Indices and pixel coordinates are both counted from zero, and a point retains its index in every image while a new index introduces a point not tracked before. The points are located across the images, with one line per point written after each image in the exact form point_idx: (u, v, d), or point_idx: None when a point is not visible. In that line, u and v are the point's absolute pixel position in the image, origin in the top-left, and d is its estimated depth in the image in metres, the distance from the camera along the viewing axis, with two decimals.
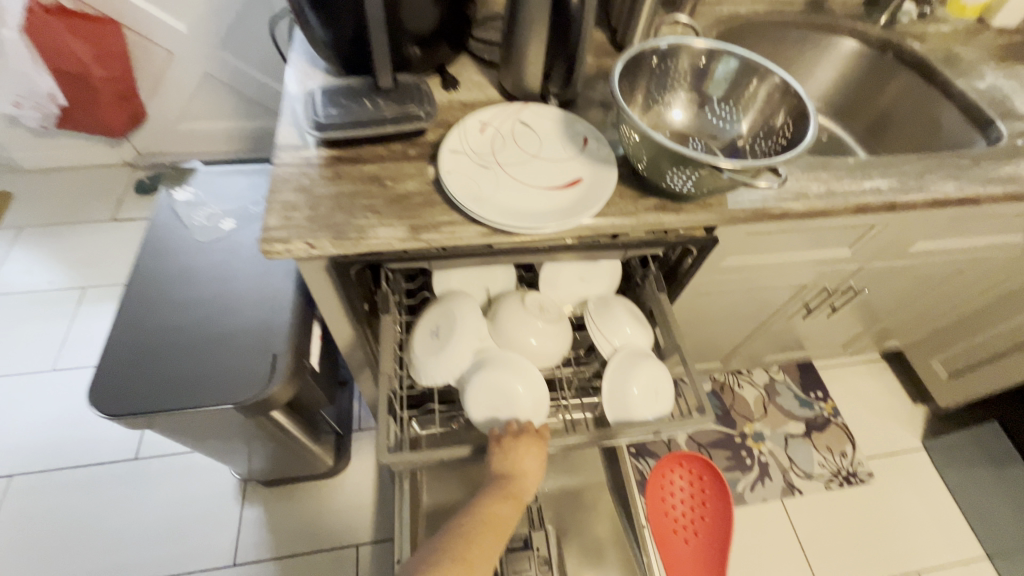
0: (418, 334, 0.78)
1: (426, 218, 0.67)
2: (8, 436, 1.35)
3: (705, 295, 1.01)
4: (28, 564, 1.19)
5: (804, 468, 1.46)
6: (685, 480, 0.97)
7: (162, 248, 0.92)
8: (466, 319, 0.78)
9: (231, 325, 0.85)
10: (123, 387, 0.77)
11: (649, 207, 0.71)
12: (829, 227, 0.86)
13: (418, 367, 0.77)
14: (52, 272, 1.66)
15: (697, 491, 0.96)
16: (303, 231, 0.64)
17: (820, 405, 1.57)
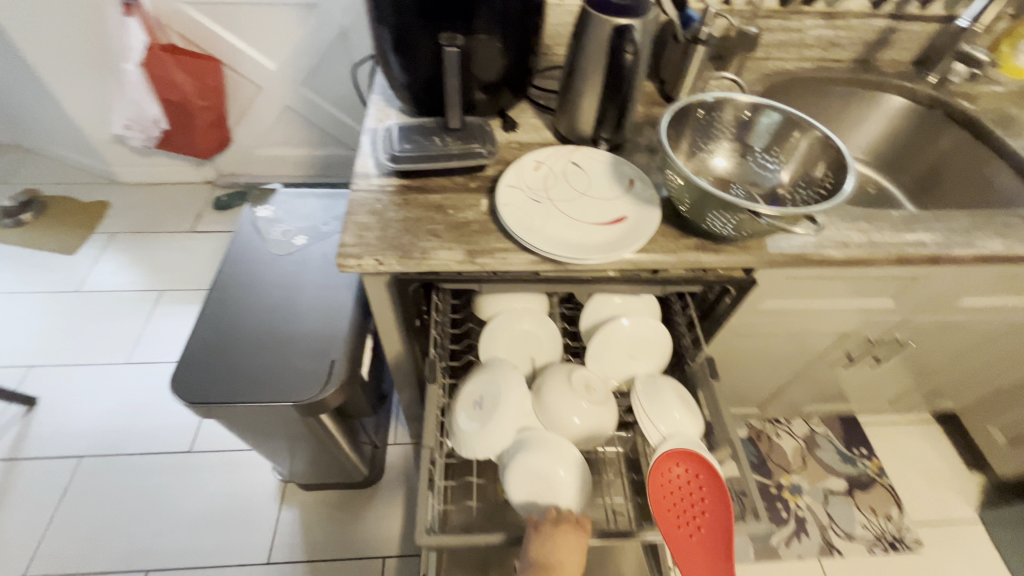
0: (461, 403, 0.81)
1: (482, 244, 0.74)
2: (84, 419, 1.49)
3: (742, 337, 1.02)
4: (88, 540, 1.29)
5: (845, 528, 1.39)
6: (688, 474, 0.75)
7: (242, 258, 1.03)
8: (511, 393, 0.81)
9: (296, 331, 0.93)
10: (200, 379, 0.86)
11: (689, 246, 0.75)
12: (872, 277, 0.87)
13: (460, 440, 0.79)
14: (135, 275, 1.84)
15: (699, 487, 0.74)
16: (373, 249, 0.72)
17: (864, 462, 1.51)
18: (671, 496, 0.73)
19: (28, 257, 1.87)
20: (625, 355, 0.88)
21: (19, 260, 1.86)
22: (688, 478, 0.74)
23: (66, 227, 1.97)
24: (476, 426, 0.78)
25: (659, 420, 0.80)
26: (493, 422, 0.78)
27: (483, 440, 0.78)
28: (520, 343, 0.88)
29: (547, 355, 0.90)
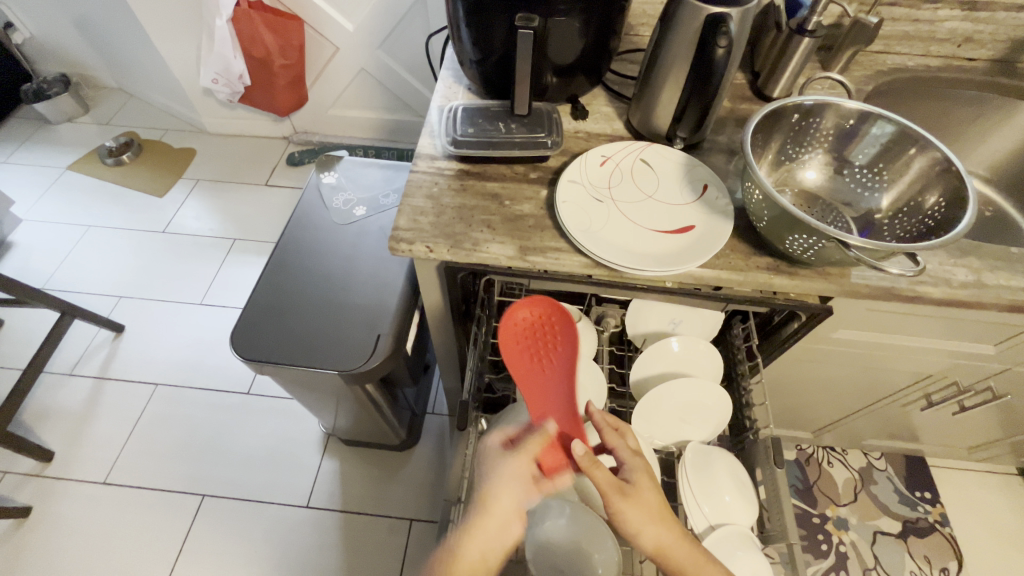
0: None
1: (536, 241, 0.71)
2: (161, 351, 1.64)
3: (806, 363, 0.94)
4: (156, 460, 1.44)
5: (891, 572, 1.29)
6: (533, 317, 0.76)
7: (305, 222, 1.07)
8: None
9: (348, 302, 0.96)
10: (256, 338, 0.91)
11: (761, 266, 0.69)
12: (973, 320, 0.77)
13: None
14: (214, 221, 1.97)
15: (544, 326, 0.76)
16: (425, 234, 0.71)
17: (925, 507, 1.39)
18: (521, 340, 0.75)
19: (124, 195, 2.04)
20: (676, 419, 0.84)
21: (117, 197, 2.03)
22: (527, 334, 0.75)
23: (156, 170, 2.12)
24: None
25: (705, 498, 0.74)
26: None
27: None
28: None
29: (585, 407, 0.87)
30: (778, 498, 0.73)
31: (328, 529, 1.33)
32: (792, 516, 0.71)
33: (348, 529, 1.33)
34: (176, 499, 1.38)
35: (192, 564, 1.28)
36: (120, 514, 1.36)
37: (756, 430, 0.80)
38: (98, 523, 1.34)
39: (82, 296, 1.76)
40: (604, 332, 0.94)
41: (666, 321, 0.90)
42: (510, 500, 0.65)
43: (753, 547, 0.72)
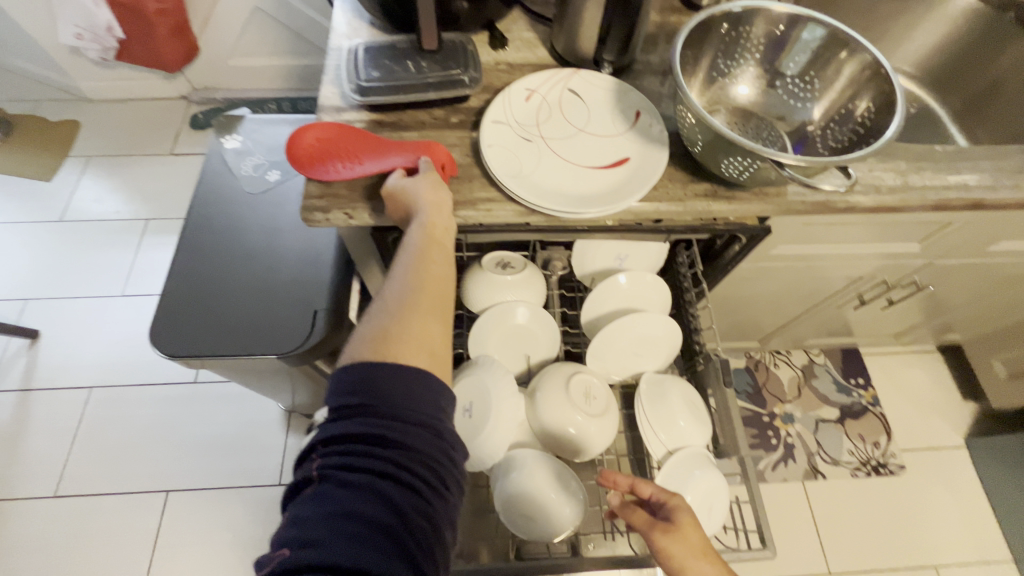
0: None
1: (464, 193, 0.65)
2: (89, 352, 1.51)
3: (749, 280, 0.96)
4: (109, 464, 1.37)
5: (832, 454, 1.43)
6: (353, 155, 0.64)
7: (213, 196, 0.96)
8: (498, 403, 0.77)
9: (276, 280, 0.88)
10: (179, 331, 0.83)
11: (698, 193, 0.67)
12: (900, 222, 0.79)
13: None
14: (120, 202, 1.76)
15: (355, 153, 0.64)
16: (342, 200, 0.64)
17: (859, 392, 1.52)
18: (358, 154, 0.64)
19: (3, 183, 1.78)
20: (628, 353, 0.85)
21: None
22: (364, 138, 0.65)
23: (36, 150, 1.85)
24: (465, 437, 0.75)
25: (661, 426, 0.77)
26: (480, 431, 0.75)
27: (470, 455, 0.75)
28: (512, 340, 0.86)
29: (541, 354, 0.86)
30: (729, 415, 0.76)
31: None
32: (742, 431, 0.75)
33: None
34: (140, 499, 1.33)
35: (170, 558, 1.26)
36: (81, 525, 1.30)
37: (706, 355, 0.82)
38: (58, 537, 1.28)
39: None
40: (552, 276, 0.92)
41: (613, 257, 0.88)
42: (443, 210, 0.60)
43: (709, 464, 0.75)
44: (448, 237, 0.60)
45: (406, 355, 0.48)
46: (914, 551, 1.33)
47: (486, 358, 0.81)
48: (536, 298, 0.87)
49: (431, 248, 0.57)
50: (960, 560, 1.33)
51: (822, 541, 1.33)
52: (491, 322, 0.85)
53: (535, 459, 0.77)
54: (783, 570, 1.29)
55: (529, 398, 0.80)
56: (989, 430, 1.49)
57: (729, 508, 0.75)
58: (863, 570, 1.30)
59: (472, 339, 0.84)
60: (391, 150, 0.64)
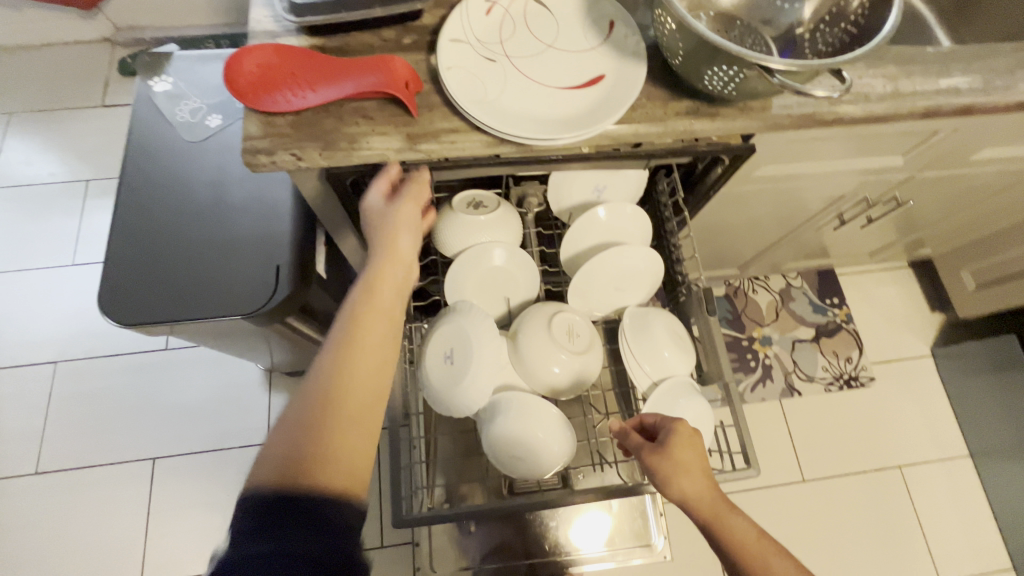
0: (429, 356, 0.75)
1: (424, 124, 0.59)
2: (46, 326, 1.43)
3: (731, 206, 0.93)
4: (88, 438, 1.33)
5: (807, 371, 1.48)
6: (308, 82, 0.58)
7: (148, 147, 0.86)
8: (480, 349, 0.74)
9: (231, 236, 0.81)
10: (130, 298, 0.77)
11: (679, 111, 0.62)
12: (886, 134, 0.76)
13: (432, 395, 0.74)
14: (53, 163, 1.61)
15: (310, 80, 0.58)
16: (287, 139, 0.57)
17: (834, 311, 1.56)
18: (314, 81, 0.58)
19: None
20: (610, 288, 0.82)
21: None
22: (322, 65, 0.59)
23: None
24: (446, 386, 0.74)
25: (646, 359, 0.76)
26: (463, 378, 0.73)
27: (451, 403, 0.74)
28: (490, 283, 0.82)
29: (521, 296, 0.84)
30: (713, 343, 0.76)
31: None
32: (726, 358, 0.74)
33: None
34: (126, 469, 1.31)
35: (167, 521, 1.27)
36: (70, 498, 1.28)
37: (688, 284, 0.80)
38: (48, 512, 1.27)
39: None
40: (528, 214, 0.87)
41: (591, 189, 0.84)
42: (399, 262, 0.63)
43: (695, 392, 0.75)
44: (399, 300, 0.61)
45: (342, 427, 0.50)
46: (881, 454, 1.42)
47: (465, 304, 0.77)
48: (512, 238, 0.83)
49: (373, 316, 0.58)
50: (921, 459, 1.42)
51: (797, 452, 1.40)
52: (466, 266, 0.81)
53: (522, 399, 0.76)
54: (761, 480, 1.37)
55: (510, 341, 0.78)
56: (954, 338, 1.55)
57: (714, 433, 0.76)
58: (834, 475, 1.39)
59: (448, 284, 0.80)
60: (348, 73, 0.58)
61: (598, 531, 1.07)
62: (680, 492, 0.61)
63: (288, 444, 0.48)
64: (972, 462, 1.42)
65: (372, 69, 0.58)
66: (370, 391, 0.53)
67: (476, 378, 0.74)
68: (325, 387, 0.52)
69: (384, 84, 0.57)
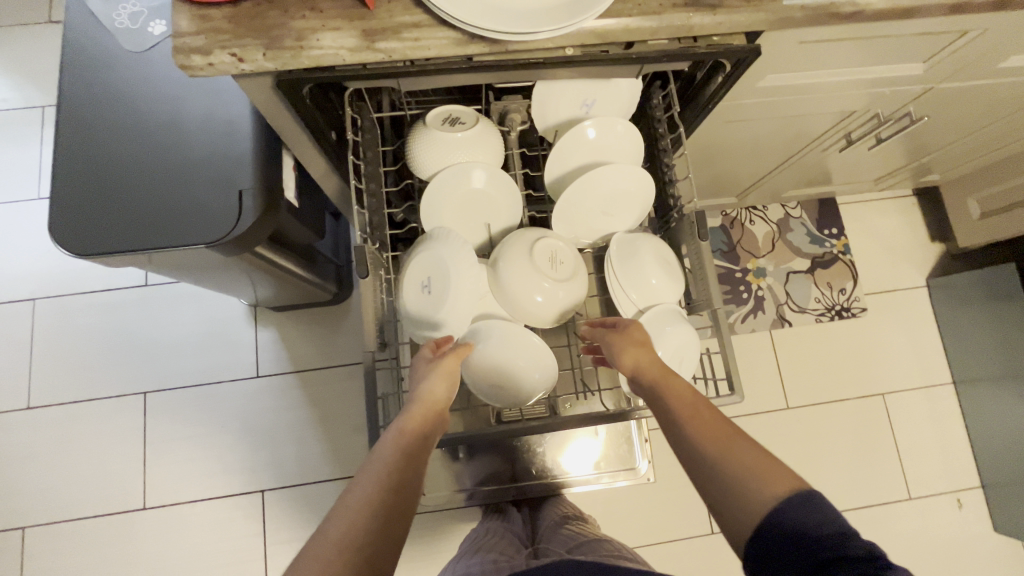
0: (406, 285, 0.72)
1: (381, 18, 0.51)
2: (19, 263, 1.38)
3: (731, 123, 0.86)
4: (76, 374, 1.33)
5: (799, 303, 1.47)
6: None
7: (86, 59, 0.77)
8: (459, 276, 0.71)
9: (187, 157, 0.75)
10: (83, 226, 0.72)
11: (676, 3, 0.54)
12: (907, 35, 0.68)
13: (411, 323, 0.72)
14: (4, 87, 1.48)
15: None
16: (224, 36, 0.50)
17: (832, 242, 1.52)
18: None
19: None
20: (596, 212, 0.77)
21: None
22: None
23: None
24: (424, 313, 0.71)
25: (633, 286, 0.73)
26: (441, 306, 0.71)
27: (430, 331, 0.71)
28: (470, 208, 0.77)
29: (502, 223, 0.79)
30: (702, 269, 0.72)
31: (287, 391, 1.35)
32: (715, 284, 0.71)
33: (307, 386, 1.35)
34: (118, 403, 1.32)
35: (165, 452, 1.30)
36: (65, 432, 1.30)
37: (681, 209, 0.75)
38: (46, 444, 1.29)
39: None
40: (511, 133, 0.80)
41: (578, 103, 0.76)
42: (440, 384, 0.65)
43: (682, 320, 0.73)
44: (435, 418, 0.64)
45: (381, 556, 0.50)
46: (865, 383, 1.44)
47: (442, 230, 0.73)
48: (491, 158, 0.77)
49: (408, 443, 0.59)
50: (904, 387, 1.45)
51: (783, 382, 1.42)
52: (442, 190, 0.75)
53: (505, 326, 0.74)
54: (746, 409, 1.39)
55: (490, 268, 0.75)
56: (950, 268, 1.53)
57: (700, 361, 0.74)
58: (817, 403, 1.41)
59: (423, 209, 0.75)
60: None
61: (586, 454, 1.10)
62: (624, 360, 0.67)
63: (317, 564, 0.48)
64: (953, 388, 1.44)
65: None
66: (399, 514, 0.53)
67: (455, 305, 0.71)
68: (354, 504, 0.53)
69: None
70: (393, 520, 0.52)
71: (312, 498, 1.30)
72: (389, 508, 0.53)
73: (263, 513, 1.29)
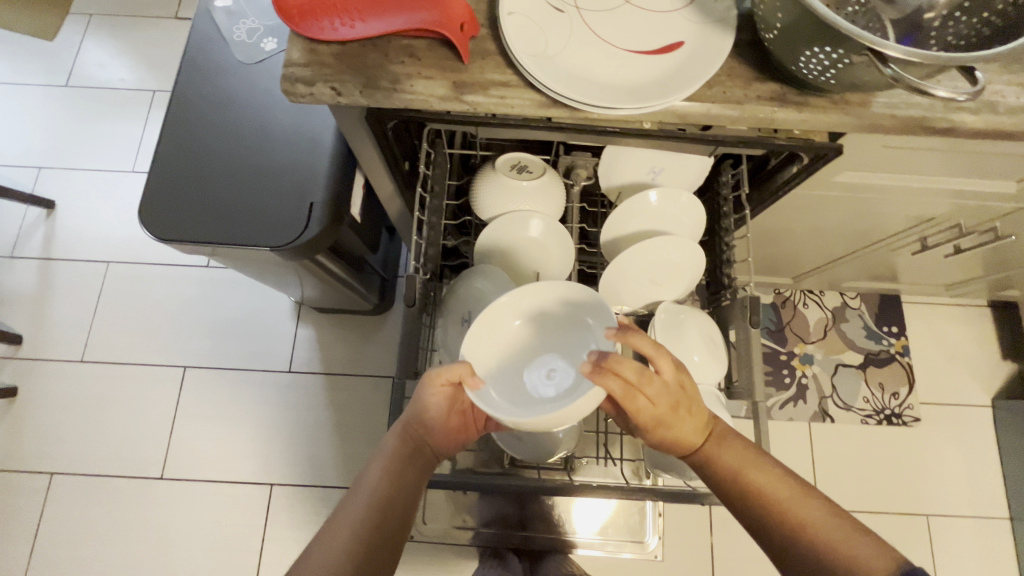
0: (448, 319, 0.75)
1: (472, 73, 0.54)
2: (103, 227, 1.50)
3: (799, 210, 0.84)
4: (129, 338, 1.42)
5: (845, 398, 1.39)
6: (351, 17, 0.54)
7: (204, 65, 0.85)
8: (512, 398, 0.59)
9: (271, 164, 0.80)
10: (167, 213, 0.78)
11: (761, 96, 0.54)
12: (1001, 154, 0.65)
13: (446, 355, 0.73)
14: (125, 69, 1.65)
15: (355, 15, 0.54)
16: (327, 70, 0.53)
17: (889, 340, 1.43)
18: (358, 17, 0.54)
19: (4, 38, 1.66)
20: (645, 281, 0.77)
21: None
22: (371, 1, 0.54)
23: None
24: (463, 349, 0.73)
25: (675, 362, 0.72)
26: None
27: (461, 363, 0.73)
28: (522, 253, 0.79)
29: (550, 273, 0.79)
30: (747, 357, 0.70)
31: (314, 389, 1.38)
32: (761, 374, 0.69)
33: (333, 390, 1.38)
34: (159, 372, 1.39)
35: (192, 426, 1.36)
36: (109, 390, 1.38)
37: (734, 290, 0.74)
38: (89, 399, 1.37)
39: None
40: (574, 187, 0.82)
41: (646, 169, 0.78)
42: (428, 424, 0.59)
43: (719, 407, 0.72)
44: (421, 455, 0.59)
45: None
46: (909, 500, 1.32)
47: (490, 271, 0.74)
48: (551, 210, 0.78)
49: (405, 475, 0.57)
50: (952, 513, 1.32)
51: (816, 481, 1.33)
52: (499, 234, 0.77)
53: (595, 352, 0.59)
54: None
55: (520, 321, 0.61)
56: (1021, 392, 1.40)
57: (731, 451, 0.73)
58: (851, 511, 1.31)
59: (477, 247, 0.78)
60: (399, 9, 0.53)
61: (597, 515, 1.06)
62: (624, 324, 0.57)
63: None
64: (1009, 526, 1.31)
65: (425, 7, 0.53)
66: (389, 554, 0.53)
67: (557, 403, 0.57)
68: (343, 528, 0.52)
69: (437, 22, 0.52)
70: (389, 537, 0.53)
71: (317, 501, 1.31)
72: (380, 541, 0.52)
73: (268, 506, 1.31)
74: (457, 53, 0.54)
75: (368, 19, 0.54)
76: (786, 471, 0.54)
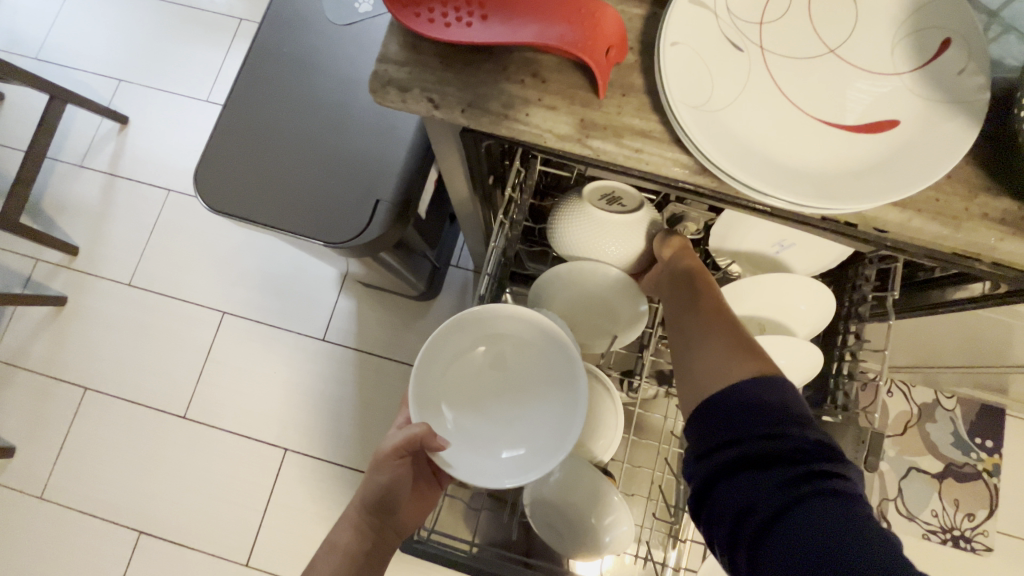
0: None
1: (608, 112, 0.42)
2: (171, 154, 1.48)
3: (944, 321, 0.69)
4: (176, 271, 1.41)
5: (910, 506, 1.23)
6: (472, 7, 0.41)
7: (291, 18, 0.75)
8: (472, 447, 0.59)
9: (342, 147, 0.71)
10: (224, 183, 0.71)
11: (987, 215, 0.40)
12: None
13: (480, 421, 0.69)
14: None
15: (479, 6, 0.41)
16: (430, 76, 0.43)
17: (979, 454, 1.25)
18: (484, 8, 0.41)
19: None
20: None
21: None
22: None
23: None
24: None
25: None
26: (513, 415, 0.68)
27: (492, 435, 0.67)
28: (589, 302, 0.72)
29: (623, 327, 0.72)
30: None
31: (343, 364, 1.34)
32: None
33: (362, 369, 1.33)
34: (198, 311, 1.38)
35: (219, 373, 1.35)
36: (149, 318, 1.38)
37: (849, 411, 0.64)
38: (130, 323, 1.38)
39: (79, 74, 1.54)
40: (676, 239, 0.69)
41: (770, 241, 0.65)
42: (381, 492, 0.61)
43: None
44: (375, 520, 0.61)
45: None
46: None
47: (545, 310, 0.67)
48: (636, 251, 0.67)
49: (359, 545, 0.59)
50: None
51: None
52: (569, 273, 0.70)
53: (564, 402, 0.60)
54: None
55: (483, 348, 0.62)
56: None
57: None
58: None
59: (539, 281, 0.71)
60: (533, 8, 0.41)
61: None
62: (658, 247, 0.65)
63: None
64: None
65: (566, 15, 0.41)
66: None
67: (516, 465, 0.57)
68: None
69: (577, 42, 0.40)
70: None
71: (326, 478, 1.27)
72: None
73: (278, 471, 1.29)
74: (593, 81, 0.43)
75: (494, 15, 0.41)
76: (751, 344, 0.51)
